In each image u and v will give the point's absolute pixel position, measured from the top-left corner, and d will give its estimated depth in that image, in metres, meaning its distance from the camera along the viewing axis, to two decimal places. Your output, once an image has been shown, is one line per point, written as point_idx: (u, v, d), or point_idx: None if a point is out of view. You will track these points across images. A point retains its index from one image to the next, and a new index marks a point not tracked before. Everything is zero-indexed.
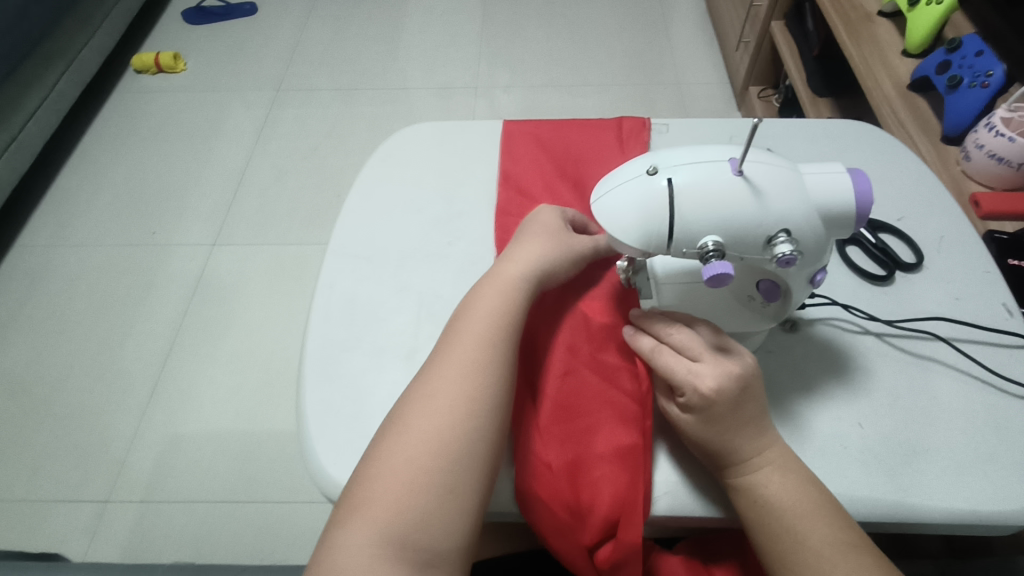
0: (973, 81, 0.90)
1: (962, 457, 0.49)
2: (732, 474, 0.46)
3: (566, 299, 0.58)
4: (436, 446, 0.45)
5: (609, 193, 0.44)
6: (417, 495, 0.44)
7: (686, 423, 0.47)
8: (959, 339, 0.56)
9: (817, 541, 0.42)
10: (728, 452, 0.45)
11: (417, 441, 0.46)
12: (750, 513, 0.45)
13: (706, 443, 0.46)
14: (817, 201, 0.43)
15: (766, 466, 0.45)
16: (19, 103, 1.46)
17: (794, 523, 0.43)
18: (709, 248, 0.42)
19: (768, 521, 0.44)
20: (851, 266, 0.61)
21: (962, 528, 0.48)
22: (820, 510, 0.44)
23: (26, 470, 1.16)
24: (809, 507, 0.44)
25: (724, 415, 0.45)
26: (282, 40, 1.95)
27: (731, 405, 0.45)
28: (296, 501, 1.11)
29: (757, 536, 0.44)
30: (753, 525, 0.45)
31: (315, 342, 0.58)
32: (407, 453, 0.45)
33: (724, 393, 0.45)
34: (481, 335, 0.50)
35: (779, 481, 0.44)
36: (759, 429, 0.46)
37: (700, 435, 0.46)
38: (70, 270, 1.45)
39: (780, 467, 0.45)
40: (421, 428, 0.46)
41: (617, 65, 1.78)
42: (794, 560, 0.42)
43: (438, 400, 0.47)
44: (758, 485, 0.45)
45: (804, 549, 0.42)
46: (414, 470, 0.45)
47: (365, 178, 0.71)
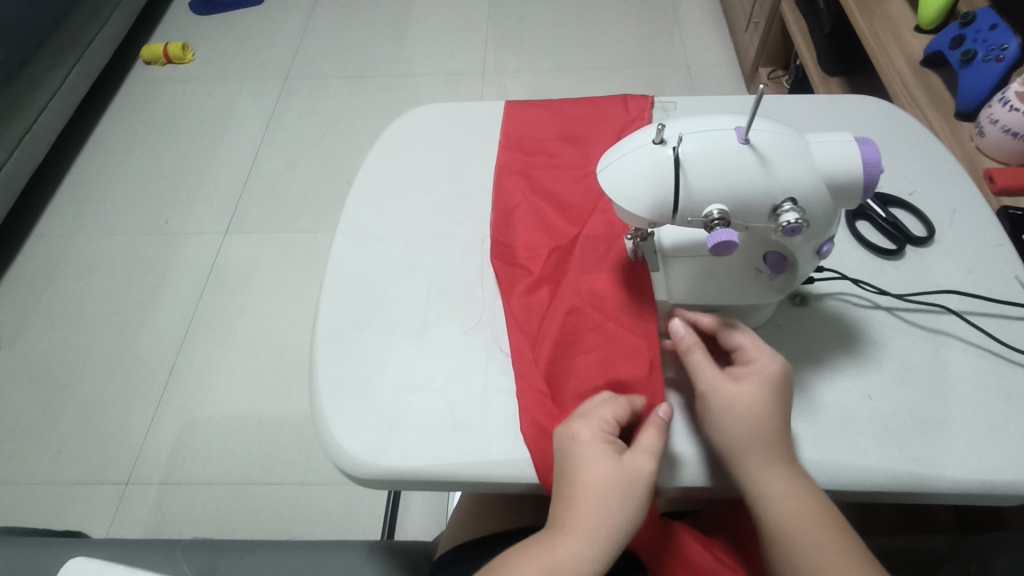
0: (987, 55, 0.88)
1: (974, 429, 0.49)
2: (753, 455, 0.45)
3: (573, 274, 0.58)
4: (606, 499, 0.43)
5: (616, 163, 0.44)
6: (591, 547, 0.42)
7: (729, 398, 0.47)
8: (970, 312, 0.55)
9: (827, 529, 0.43)
10: (765, 442, 0.45)
11: (591, 495, 0.44)
12: (764, 491, 0.44)
13: (748, 419, 0.46)
14: (823, 169, 0.43)
15: (790, 464, 0.45)
16: (31, 95, 1.48)
17: (812, 522, 0.43)
18: (714, 217, 0.42)
19: (784, 503, 0.44)
20: (859, 240, 0.61)
21: (972, 498, 0.48)
22: (828, 505, 0.44)
23: (47, 453, 1.19)
24: (823, 509, 0.44)
25: (783, 401, 0.47)
26: (290, 28, 1.95)
27: (786, 392, 0.47)
28: (311, 483, 1.13)
29: (766, 514, 0.44)
30: (764, 504, 0.44)
31: (329, 320, 0.58)
32: (583, 506, 0.43)
33: (786, 378, 0.48)
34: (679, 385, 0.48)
35: (798, 481, 0.45)
36: (788, 428, 0.47)
37: (748, 409, 0.46)
38: (86, 258, 1.47)
39: (797, 469, 0.45)
40: (593, 479, 0.44)
41: (626, 48, 1.76)
42: (802, 542, 0.43)
43: (604, 449, 0.45)
44: (783, 467, 0.45)
45: (814, 532, 0.43)
46: (592, 524, 0.43)
47: (374, 159, 0.71)
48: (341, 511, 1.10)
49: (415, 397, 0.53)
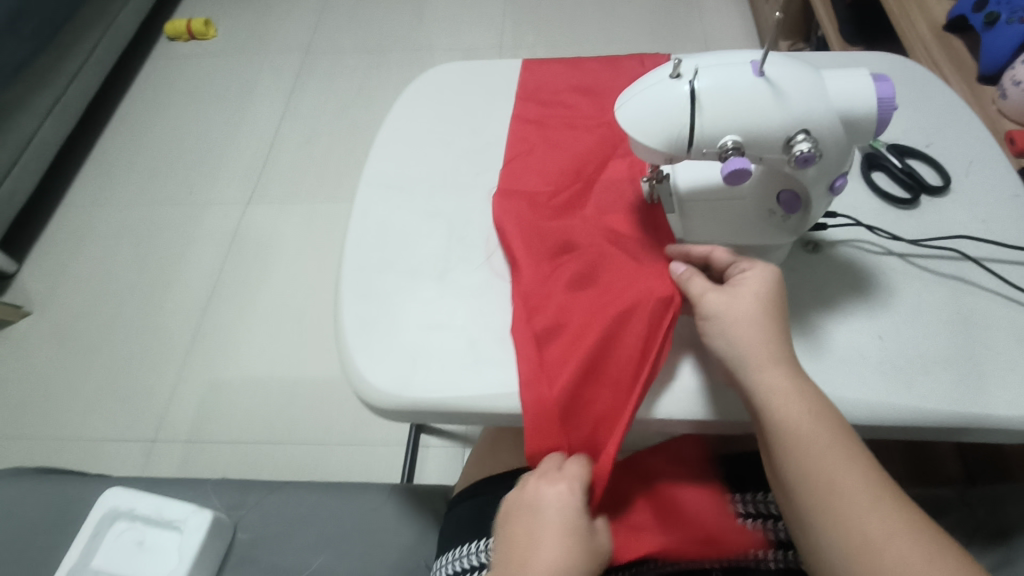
0: (1010, 17, 0.87)
1: (983, 367, 0.50)
2: (755, 356, 0.46)
3: (592, 214, 0.59)
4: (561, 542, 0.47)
5: (632, 98, 0.46)
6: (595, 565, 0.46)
7: (725, 305, 0.48)
8: (985, 258, 0.56)
9: (830, 428, 0.44)
10: (769, 349, 0.46)
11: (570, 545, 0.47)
12: (768, 393, 0.45)
13: (747, 324, 0.47)
14: (837, 101, 0.44)
15: (796, 373, 0.46)
16: (60, 66, 1.52)
17: (818, 430, 0.43)
18: (729, 147, 0.43)
19: (789, 402, 0.44)
20: (874, 189, 0.61)
21: (978, 434, 0.49)
22: (835, 416, 0.44)
23: (79, 411, 1.24)
24: (829, 418, 0.44)
25: (778, 308, 0.48)
26: (310, 4, 1.97)
27: (779, 300, 0.48)
28: (330, 443, 1.16)
29: (772, 417, 0.45)
30: (768, 405, 0.45)
31: (354, 265, 0.61)
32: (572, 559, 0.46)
33: (777, 287, 0.48)
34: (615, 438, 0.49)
35: (805, 391, 0.45)
36: (789, 340, 0.48)
37: (746, 314, 0.47)
38: (113, 227, 1.51)
39: (805, 380, 0.46)
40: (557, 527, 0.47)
41: (644, 22, 1.75)
42: (807, 441, 0.43)
43: (567, 535, 0.46)
44: (788, 369, 0.45)
45: (820, 432, 0.43)
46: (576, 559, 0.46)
47: (396, 113, 0.73)
48: (359, 469, 1.13)
49: (436, 333, 0.55)
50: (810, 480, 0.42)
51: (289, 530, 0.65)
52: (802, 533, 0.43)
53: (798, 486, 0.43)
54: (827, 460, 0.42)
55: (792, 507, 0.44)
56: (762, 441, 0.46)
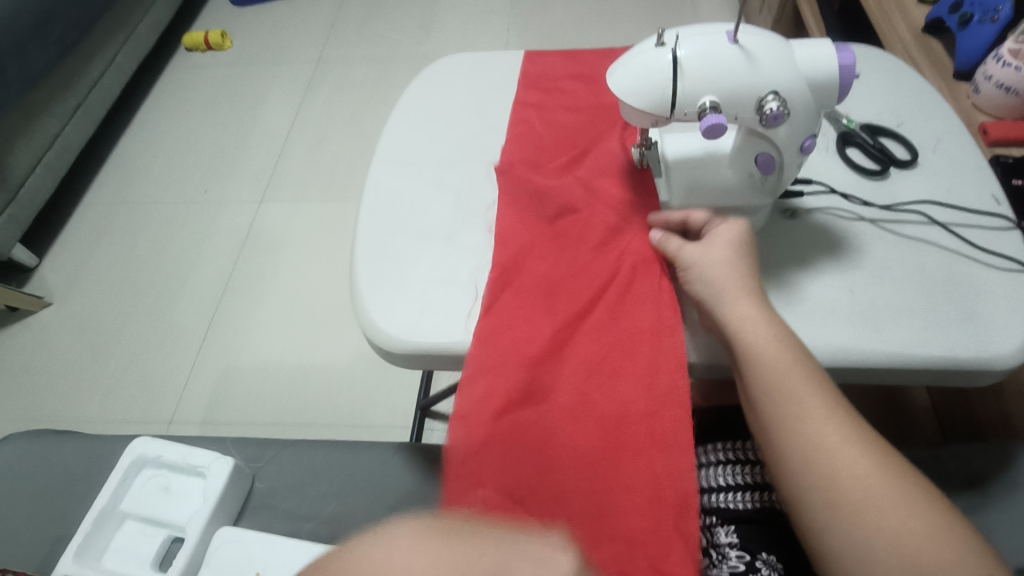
0: (982, 17, 0.93)
1: (944, 315, 0.55)
2: (729, 293, 0.51)
3: (587, 173, 0.65)
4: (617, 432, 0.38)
5: (622, 67, 0.51)
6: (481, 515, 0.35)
7: (701, 254, 0.53)
8: (950, 222, 0.61)
9: (792, 352, 0.48)
10: (739, 286, 0.51)
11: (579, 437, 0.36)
12: (740, 321, 0.49)
13: (721, 264, 0.52)
14: (802, 66, 0.49)
15: (763, 305, 0.50)
16: (83, 71, 1.59)
17: (782, 354, 0.48)
18: (707, 106, 0.48)
19: (756, 330, 0.49)
20: (849, 163, 0.66)
21: (941, 375, 0.53)
22: (797, 344, 0.49)
23: (96, 397, 1.28)
24: (791, 344, 0.48)
25: (748, 253, 0.53)
26: (322, 17, 2.06)
27: (749, 247, 0.53)
28: (338, 426, 1.20)
29: (742, 344, 0.49)
30: (738, 334, 0.49)
31: (368, 230, 0.66)
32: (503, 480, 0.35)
33: (747, 236, 0.54)
34: None
35: (771, 320, 0.49)
36: (759, 279, 0.52)
37: (721, 257, 0.52)
38: (131, 224, 1.57)
39: (771, 312, 0.50)
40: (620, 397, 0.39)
41: (642, 33, 1.83)
42: (772, 363, 0.47)
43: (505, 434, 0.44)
44: (759, 304, 0.50)
45: (783, 355, 0.48)
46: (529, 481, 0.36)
47: (407, 99, 0.79)
48: None
49: (443, 288, 0.60)
50: (778, 399, 0.47)
51: (305, 481, 0.69)
52: (767, 446, 0.47)
53: (765, 401, 0.47)
54: (793, 381, 0.47)
55: (761, 427, 0.48)
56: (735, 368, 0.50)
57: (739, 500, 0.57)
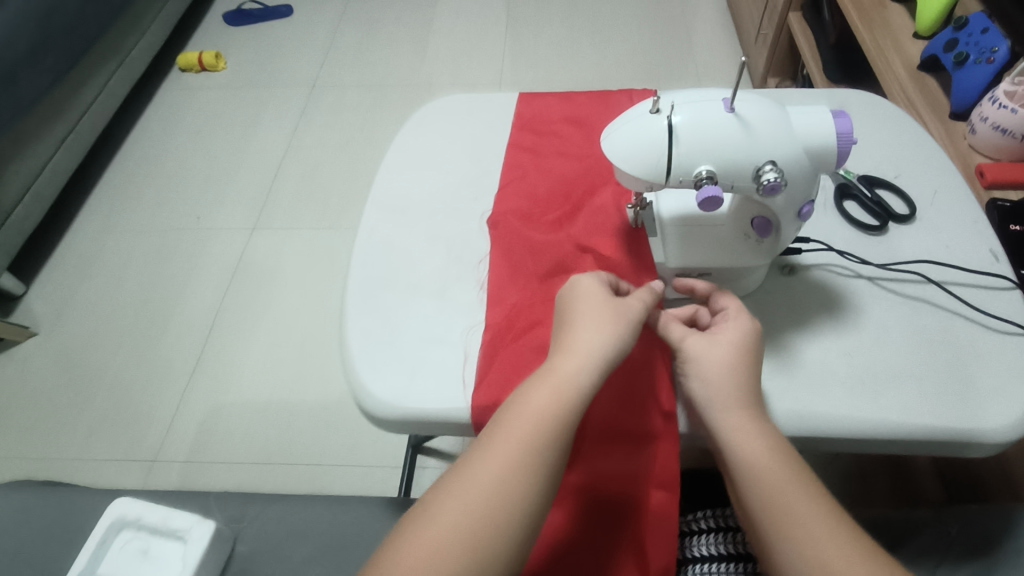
0: (978, 58, 0.93)
1: (941, 383, 0.53)
2: (723, 400, 0.49)
3: (579, 231, 0.64)
4: (565, 398, 0.47)
5: (616, 131, 0.50)
6: (482, 513, 0.43)
7: (702, 350, 0.52)
8: (948, 281, 0.60)
9: (786, 462, 0.46)
10: (734, 391, 0.49)
11: (530, 412, 0.46)
12: (732, 429, 0.48)
13: (717, 366, 0.50)
14: (801, 136, 0.48)
15: (759, 412, 0.49)
16: (75, 97, 1.58)
17: (774, 464, 0.46)
18: (703, 176, 0.47)
19: (749, 439, 0.47)
20: (847, 217, 0.65)
21: (941, 446, 0.52)
22: (791, 454, 0.47)
23: (81, 432, 1.26)
24: (785, 455, 0.47)
25: (748, 355, 0.51)
26: (317, 41, 2.05)
27: (752, 348, 0.51)
28: (327, 465, 1.18)
29: (734, 453, 0.48)
30: (731, 442, 0.48)
31: (358, 283, 0.64)
32: (483, 477, 0.44)
33: (751, 334, 0.52)
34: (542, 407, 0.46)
35: (765, 428, 0.48)
36: (757, 383, 0.51)
37: (718, 359, 0.51)
38: (121, 252, 1.55)
39: (765, 419, 0.49)
40: (552, 371, 0.48)
41: (637, 61, 1.83)
42: (765, 473, 0.46)
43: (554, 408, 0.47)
44: (752, 414, 0.49)
45: (776, 465, 0.46)
46: (516, 454, 0.45)
47: (399, 141, 0.77)
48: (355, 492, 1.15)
49: (435, 348, 0.59)
50: (772, 512, 0.45)
51: (287, 542, 0.67)
52: (763, 560, 0.45)
53: (758, 512, 0.45)
54: (787, 493, 0.45)
55: (756, 539, 0.46)
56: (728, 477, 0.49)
57: (726, 570, 0.55)
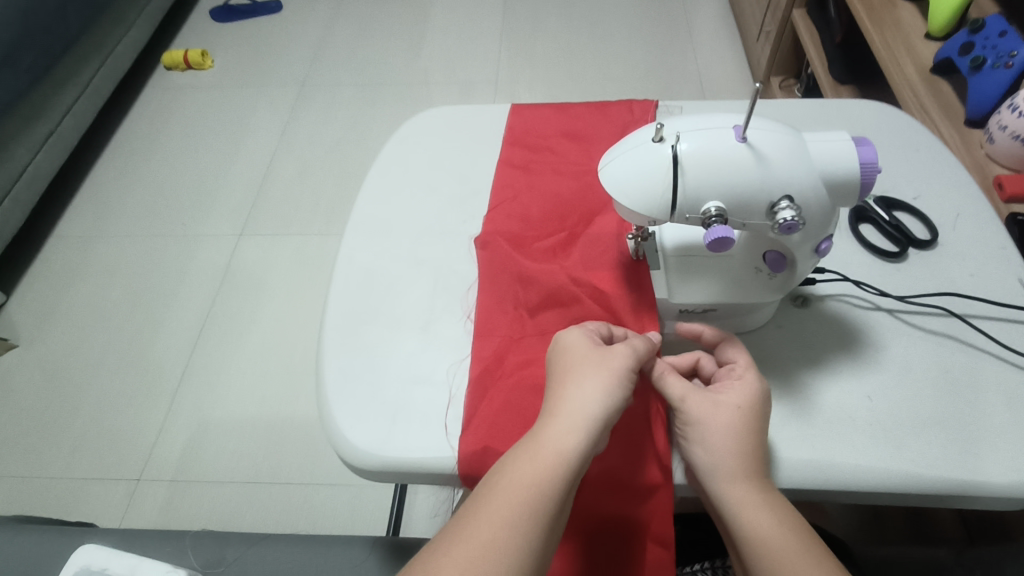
0: (996, 62, 0.88)
1: (971, 430, 0.49)
2: (728, 470, 0.45)
3: (576, 264, 0.60)
4: (551, 470, 0.42)
5: (616, 161, 0.46)
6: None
7: (706, 411, 0.47)
8: (972, 315, 0.55)
9: (802, 539, 0.42)
10: (743, 458, 0.45)
11: (515, 485, 0.42)
12: (739, 503, 0.44)
13: (721, 431, 0.46)
14: (822, 167, 0.43)
15: (770, 483, 0.45)
16: (56, 98, 1.52)
17: (791, 540, 0.42)
18: (712, 213, 0.43)
19: (759, 514, 0.43)
20: (864, 243, 0.61)
21: (971, 501, 0.47)
22: (806, 529, 0.43)
23: (63, 450, 1.22)
24: (800, 530, 0.43)
25: (758, 419, 0.47)
26: (307, 38, 1.99)
27: (763, 410, 0.47)
28: (317, 484, 1.14)
29: (743, 528, 0.43)
30: (740, 516, 0.44)
31: (337, 317, 0.60)
32: (465, 562, 0.39)
33: (763, 394, 0.48)
34: (527, 474, 0.42)
35: (776, 500, 0.44)
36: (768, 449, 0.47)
37: (724, 423, 0.46)
38: (105, 259, 1.50)
39: (775, 491, 0.45)
40: (537, 439, 0.44)
41: (637, 57, 1.78)
42: (780, 553, 0.42)
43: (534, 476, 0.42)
44: (760, 485, 0.45)
45: (793, 542, 0.42)
46: (497, 530, 0.40)
47: (384, 157, 0.73)
48: (346, 511, 1.11)
49: (419, 390, 0.54)
50: None
51: None
52: None
53: None
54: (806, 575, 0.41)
55: None
56: (737, 555, 0.44)
57: None
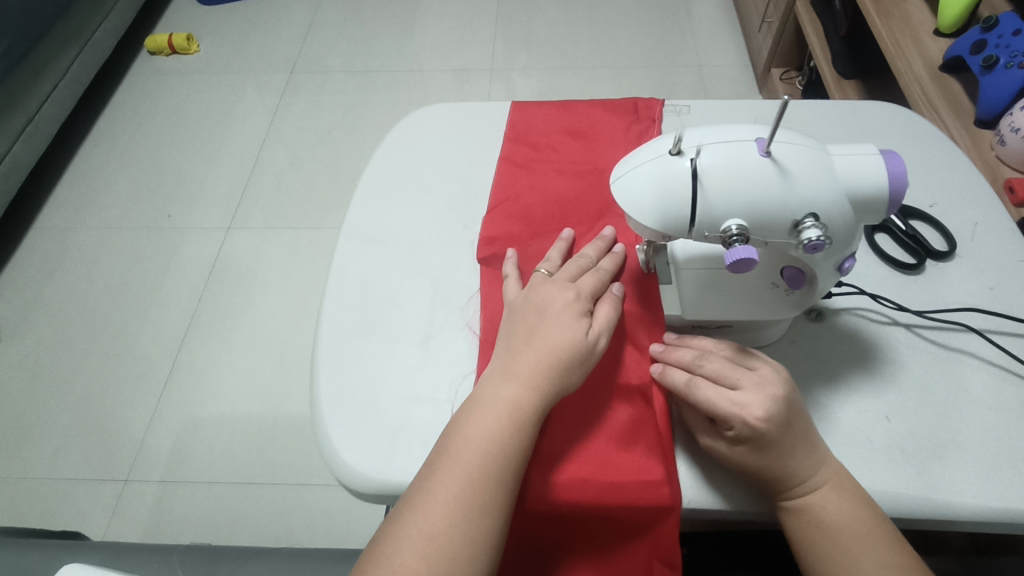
0: (1010, 62, 0.86)
1: (995, 453, 0.47)
2: (774, 488, 0.45)
3: None
4: (486, 453, 0.43)
5: (630, 172, 0.43)
6: (437, 558, 0.40)
7: (727, 450, 0.45)
8: (993, 331, 0.54)
9: (858, 540, 0.42)
10: (780, 477, 0.44)
11: (476, 434, 0.44)
12: (796, 519, 0.44)
13: (751, 464, 0.44)
14: (848, 184, 0.41)
15: (822, 484, 0.44)
16: (34, 85, 1.47)
17: (848, 547, 0.42)
18: (732, 232, 0.40)
19: (813, 527, 0.43)
20: (879, 253, 0.59)
21: (994, 527, 0.46)
22: (864, 531, 0.42)
23: (47, 449, 1.18)
24: (860, 530, 0.42)
25: (776, 442, 0.43)
26: (296, 22, 1.94)
27: (782, 429, 0.43)
28: (311, 484, 1.12)
29: (800, 539, 0.44)
30: (797, 528, 0.44)
31: (331, 331, 0.57)
32: (435, 511, 0.41)
33: (774, 419, 0.43)
34: (468, 462, 0.43)
35: (835, 500, 0.43)
36: (810, 447, 0.44)
37: (747, 459, 0.44)
38: (89, 251, 1.46)
39: (835, 485, 0.43)
40: (497, 392, 0.45)
41: (637, 46, 1.74)
42: (837, 560, 0.42)
43: (472, 455, 0.43)
44: (805, 493, 0.44)
45: (848, 548, 0.42)
46: (444, 510, 0.41)
47: (378, 159, 0.70)
48: (340, 513, 1.09)
49: (418, 409, 0.52)
50: None
51: None
52: None
53: None
54: None
55: None
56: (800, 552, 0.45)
57: None
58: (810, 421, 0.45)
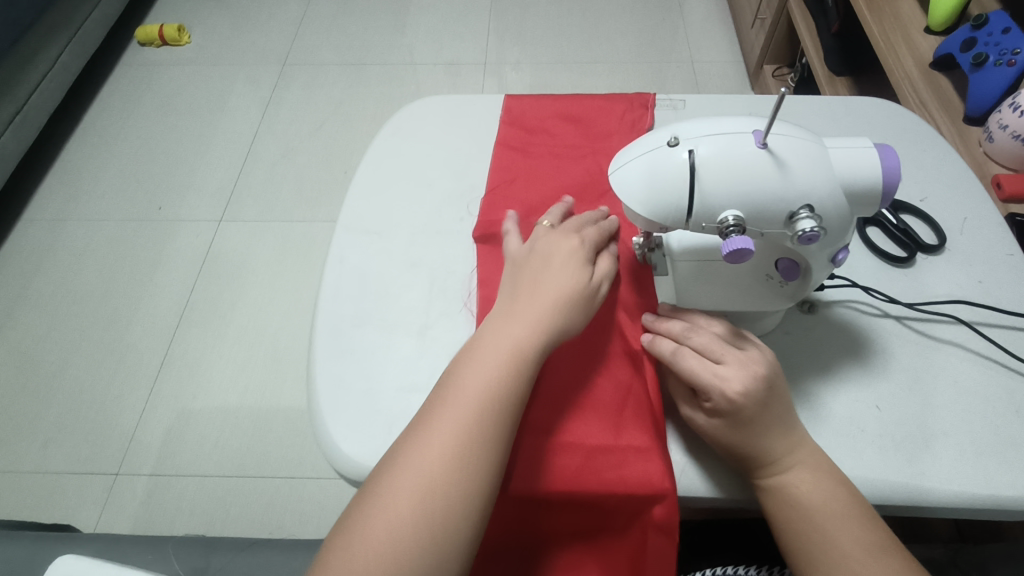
0: (999, 59, 0.86)
1: (982, 441, 0.48)
2: (751, 465, 0.45)
3: None
4: (478, 401, 0.43)
5: (628, 163, 0.44)
6: (428, 503, 0.40)
7: (707, 423, 0.46)
8: (981, 323, 0.55)
9: (830, 517, 0.42)
10: (755, 455, 0.45)
11: (471, 382, 0.44)
12: (770, 497, 0.45)
13: (728, 439, 0.45)
14: (842, 176, 0.41)
15: (797, 465, 0.44)
16: (22, 75, 1.45)
17: (820, 524, 0.42)
18: (729, 222, 0.41)
19: (786, 504, 0.44)
20: (870, 246, 0.60)
21: (981, 514, 0.47)
22: (837, 508, 0.43)
23: (36, 442, 1.17)
24: (831, 509, 0.43)
25: (752, 418, 0.44)
26: (288, 13, 1.92)
27: (758, 407, 0.44)
28: (305, 476, 1.12)
29: (775, 516, 0.45)
30: (772, 504, 0.45)
31: (327, 322, 0.57)
32: (424, 455, 0.42)
33: (751, 396, 0.44)
34: (459, 408, 0.43)
35: (808, 481, 0.44)
36: (787, 429, 0.45)
37: (724, 434, 0.45)
38: (78, 243, 1.45)
39: (810, 466, 0.44)
40: (494, 344, 0.46)
41: (630, 41, 1.74)
42: (808, 537, 0.43)
43: (465, 402, 0.43)
44: (781, 470, 0.44)
45: (820, 524, 0.42)
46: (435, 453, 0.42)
47: (374, 151, 0.70)
48: (333, 505, 1.09)
49: (415, 398, 0.52)
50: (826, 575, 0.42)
51: None
52: None
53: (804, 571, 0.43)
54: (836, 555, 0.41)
55: None
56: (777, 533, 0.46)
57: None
58: (791, 403, 0.46)
